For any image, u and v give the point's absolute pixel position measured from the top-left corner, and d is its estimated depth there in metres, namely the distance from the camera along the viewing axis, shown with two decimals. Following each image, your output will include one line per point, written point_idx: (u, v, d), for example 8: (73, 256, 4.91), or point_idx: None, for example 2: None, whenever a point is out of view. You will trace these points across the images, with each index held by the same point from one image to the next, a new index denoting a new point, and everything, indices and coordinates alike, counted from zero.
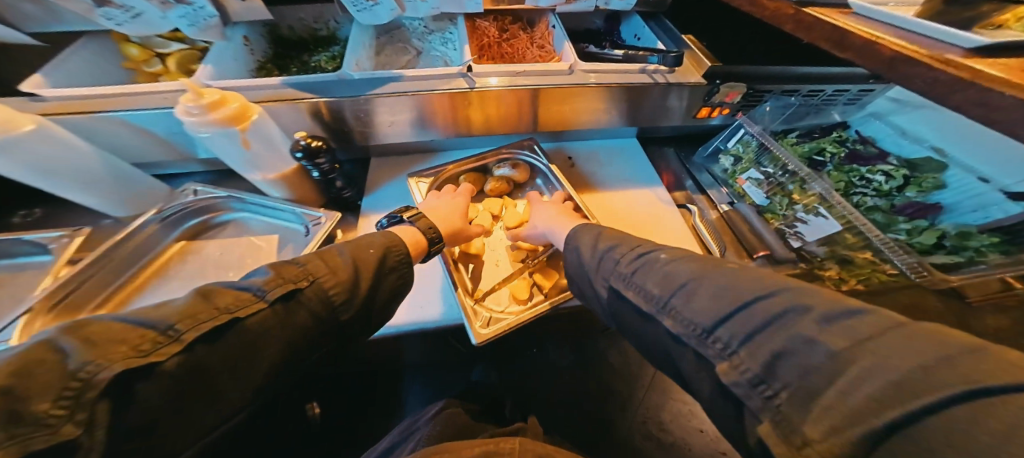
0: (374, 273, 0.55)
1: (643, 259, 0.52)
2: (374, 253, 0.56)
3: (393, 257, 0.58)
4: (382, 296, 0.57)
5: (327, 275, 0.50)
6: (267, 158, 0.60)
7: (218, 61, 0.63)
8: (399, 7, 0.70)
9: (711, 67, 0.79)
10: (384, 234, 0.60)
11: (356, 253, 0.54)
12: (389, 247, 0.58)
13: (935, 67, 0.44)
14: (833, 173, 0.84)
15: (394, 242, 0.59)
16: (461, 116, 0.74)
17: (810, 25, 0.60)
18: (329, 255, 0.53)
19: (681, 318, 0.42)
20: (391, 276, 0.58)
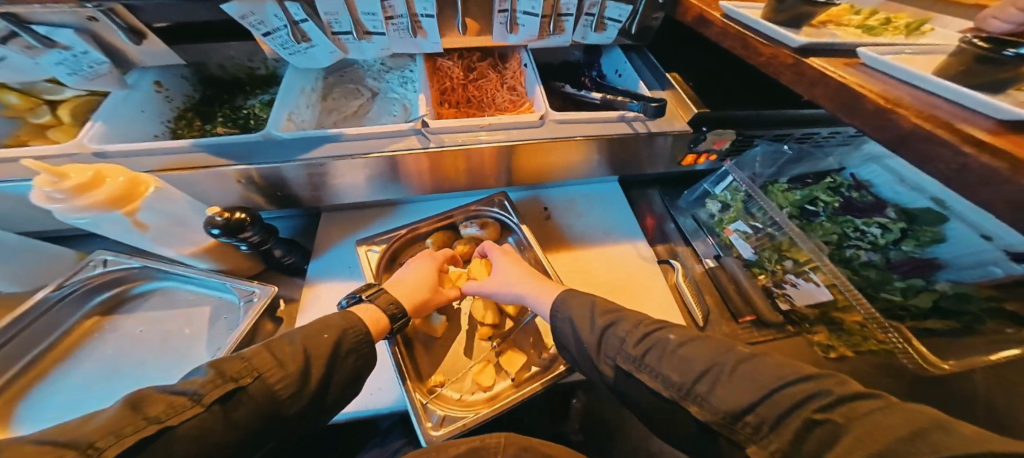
0: (331, 360, 0.46)
1: (648, 339, 0.48)
2: (329, 339, 0.47)
3: (349, 338, 0.49)
4: (343, 379, 0.48)
5: (274, 364, 0.42)
6: (173, 233, 0.52)
7: (116, 115, 0.55)
8: (340, 49, 0.64)
9: (698, 114, 0.72)
10: (342, 314, 0.52)
11: (310, 341, 0.46)
12: (346, 327, 0.50)
13: (962, 146, 0.35)
14: (824, 225, 0.79)
15: (351, 322, 0.51)
16: (417, 172, 0.68)
17: (813, 82, 0.49)
18: (279, 344, 0.45)
19: (710, 408, 0.39)
20: (350, 358, 0.49)
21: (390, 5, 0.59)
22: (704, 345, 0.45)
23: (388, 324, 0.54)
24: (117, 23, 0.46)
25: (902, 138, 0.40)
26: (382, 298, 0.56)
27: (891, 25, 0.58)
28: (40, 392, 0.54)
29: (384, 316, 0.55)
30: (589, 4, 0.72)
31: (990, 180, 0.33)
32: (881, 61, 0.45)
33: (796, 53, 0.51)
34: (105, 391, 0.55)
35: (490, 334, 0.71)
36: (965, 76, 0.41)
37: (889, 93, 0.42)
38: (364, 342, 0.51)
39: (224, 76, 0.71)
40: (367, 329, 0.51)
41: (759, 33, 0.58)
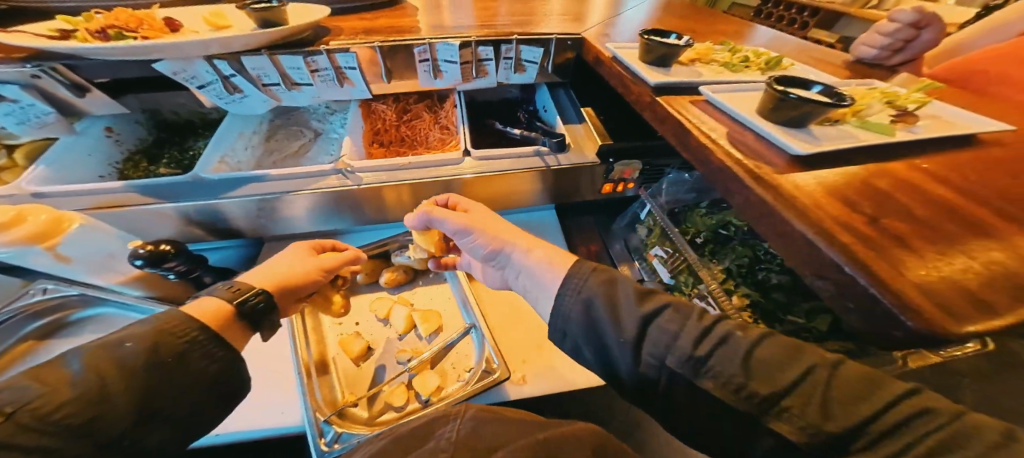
0: (150, 373, 0.35)
1: (714, 333, 0.33)
2: (136, 348, 0.36)
3: (172, 342, 0.38)
4: (190, 391, 0.38)
5: (37, 396, 0.29)
6: (98, 268, 0.58)
7: (62, 159, 0.62)
8: (272, 98, 0.74)
9: (604, 145, 0.79)
10: (158, 317, 0.40)
11: (97, 357, 0.34)
12: (165, 334, 0.38)
13: (746, 181, 0.40)
14: (736, 249, 0.83)
15: (176, 322, 0.40)
16: (343, 205, 0.76)
17: (663, 119, 0.54)
18: (47, 370, 0.31)
19: (800, 426, 0.26)
20: (195, 361, 0.39)
21: (314, 61, 0.68)
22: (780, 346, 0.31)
23: (235, 307, 0.46)
24: (60, 80, 0.54)
25: (714, 173, 0.45)
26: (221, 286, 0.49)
27: (753, 61, 0.62)
28: None
29: (226, 304, 0.46)
30: (504, 49, 0.81)
31: (766, 212, 0.39)
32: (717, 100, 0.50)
33: (652, 91, 0.57)
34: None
35: (408, 357, 0.74)
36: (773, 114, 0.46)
37: (715, 128, 0.48)
38: (201, 341, 0.40)
39: (179, 120, 0.79)
40: (204, 323, 0.42)
41: (632, 71, 0.63)
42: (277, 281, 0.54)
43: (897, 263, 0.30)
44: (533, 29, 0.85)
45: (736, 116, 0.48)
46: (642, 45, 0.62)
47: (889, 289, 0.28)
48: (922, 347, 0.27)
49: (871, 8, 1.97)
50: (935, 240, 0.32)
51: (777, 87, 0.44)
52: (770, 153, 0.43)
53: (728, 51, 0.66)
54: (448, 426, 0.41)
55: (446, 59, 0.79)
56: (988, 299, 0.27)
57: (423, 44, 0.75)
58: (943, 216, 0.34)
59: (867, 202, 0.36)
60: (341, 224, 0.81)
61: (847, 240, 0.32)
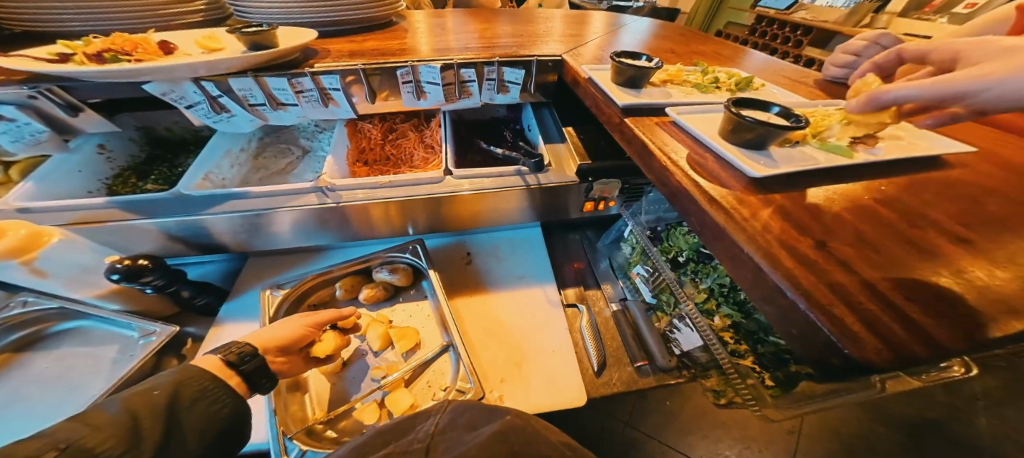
0: (170, 411, 0.43)
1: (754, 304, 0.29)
2: (162, 394, 0.44)
3: (191, 387, 0.47)
4: (198, 435, 0.44)
5: (83, 434, 0.35)
6: (75, 281, 0.59)
7: (50, 175, 0.64)
8: (259, 117, 0.77)
9: (583, 165, 0.79)
10: (175, 372, 0.48)
11: (132, 401, 0.41)
12: (183, 381, 0.47)
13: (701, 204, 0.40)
14: (717, 268, 0.82)
15: (192, 374, 0.49)
16: (323, 221, 0.77)
17: (629, 140, 0.54)
18: (90, 413, 0.38)
19: None
20: (198, 406, 0.46)
21: (299, 82, 0.71)
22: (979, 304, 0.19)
23: (234, 366, 0.53)
24: (55, 100, 0.56)
25: (675, 194, 0.45)
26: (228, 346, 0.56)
27: (723, 82, 0.63)
28: None
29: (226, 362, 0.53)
30: (487, 71, 0.84)
31: (717, 235, 0.38)
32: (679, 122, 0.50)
33: (620, 112, 0.57)
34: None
35: (383, 374, 0.74)
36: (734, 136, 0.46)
37: (675, 149, 0.48)
38: (209, 387, 0.48)
39: (172, 136, 0.82)
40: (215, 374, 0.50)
41: (605, 92, 0.65)
42: (274, 342, 0.61)
43: (840, 289, 0.30)
44: (516, 51, 0.88)
45: (697, 137, 0.49)
46: (614, 67, 0.63)
47: (824, 314, 0.28)
48: (858, 375, 0.27)
49: (862, 27, 2.00)
50: (881, 265, 0.31)
51: (734, 109, 0.44)
52: (725, 174, 0.43)
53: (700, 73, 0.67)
54: (439, 418, 0.52)
55: (428, 80, 0.81)
56: (925, 327, 0.27)
57: (406, 66, 0.77)
58: (893, 240, 0.34)
59: (817, 225, 0.36)
60: (323, 238, 0.82)
61: (792, 266, 0.32)
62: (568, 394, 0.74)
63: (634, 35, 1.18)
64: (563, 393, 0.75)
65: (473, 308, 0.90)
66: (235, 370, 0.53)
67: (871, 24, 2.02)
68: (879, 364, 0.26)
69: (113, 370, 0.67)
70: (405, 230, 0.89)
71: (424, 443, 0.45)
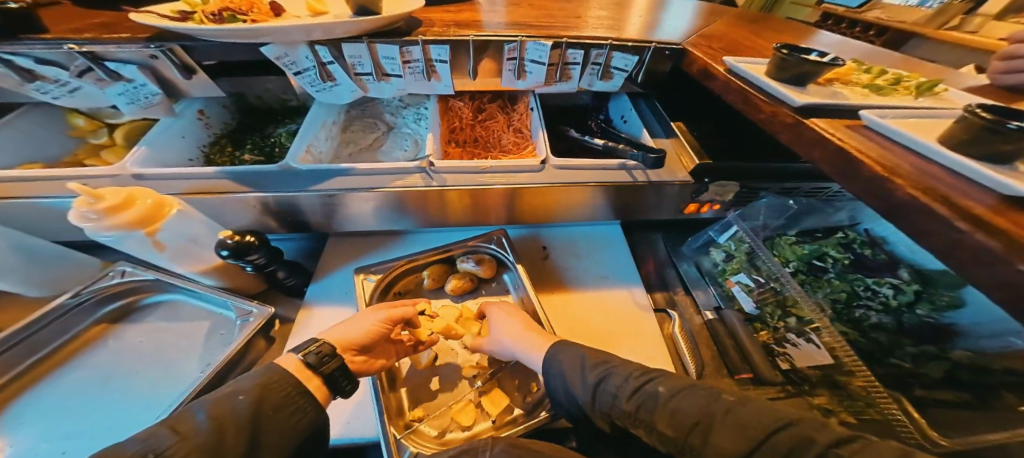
0: (253, 421, 0.42)
1: (641, 393, 0.49)
2: (244, 400, 0.43)
3: (276, 395, 0.45)
4: (286, 440, 0.44)
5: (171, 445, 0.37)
6: (185, 256, 0.56)
7: (157, 141, 0.61)
8: (360, 88, 0.72)
9: (699, 164, 0.74)
10: (261, 373, 0.48)
11: (217, 411, 0.41)
12: (267, 385, 0.46)
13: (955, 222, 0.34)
14: (832, 282, 0.76)
15: (275, 376, 0.47)
16: (419, 206, 0.73)
17: (812, 142, 0.49)
18: (183, 422, 0.40)
19: None
20: (289, 415, 0.45)
21: (409, 51, 0.66)
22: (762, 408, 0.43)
23: (315, 370, 0.51)
24: (172, 61, 0.53)
25: (899, 209, 0.39)
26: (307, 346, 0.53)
27: (900, 83, 0.56)
28: (33, 393, 0.57)
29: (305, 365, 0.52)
30: (595, 54, 0.77)
31: (983, 259, 0.32)
32: (883, 125, 0.45)
33: (795, 112, 0.51)
34: (88, 408, 0.56)
35: (475, 372, 0.72)
36: (967, 144, 0.40)
37: (886, 155, 0.42)
38: (294, 393, 0.47)
39: (261, 106, 0.76)
40: (293, 376, 0.48)
41: (758, 87, 0.59)
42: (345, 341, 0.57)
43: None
44: (625, 34, 0.81)
45: (912, 143, 0.43)
46: (775, 59, 0.57)
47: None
48: None
49: (948, 29, 1.83)
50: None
51: (981, 112, 0.38)
52: (964, 187, 0.37)
53: (861, 71, 0.60)
54: None
55: (534, 60, 0.76)
56: None
57: (515, 41, 0.72)
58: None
59: None
60: (415, 222, 0.78)
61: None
62: None
63: (671, 19, 1.05)
64: None
65: (558, 306, 0.86)
66: (315, 372, 0.51)
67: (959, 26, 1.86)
68: None
69: (207, 350, 0.64)
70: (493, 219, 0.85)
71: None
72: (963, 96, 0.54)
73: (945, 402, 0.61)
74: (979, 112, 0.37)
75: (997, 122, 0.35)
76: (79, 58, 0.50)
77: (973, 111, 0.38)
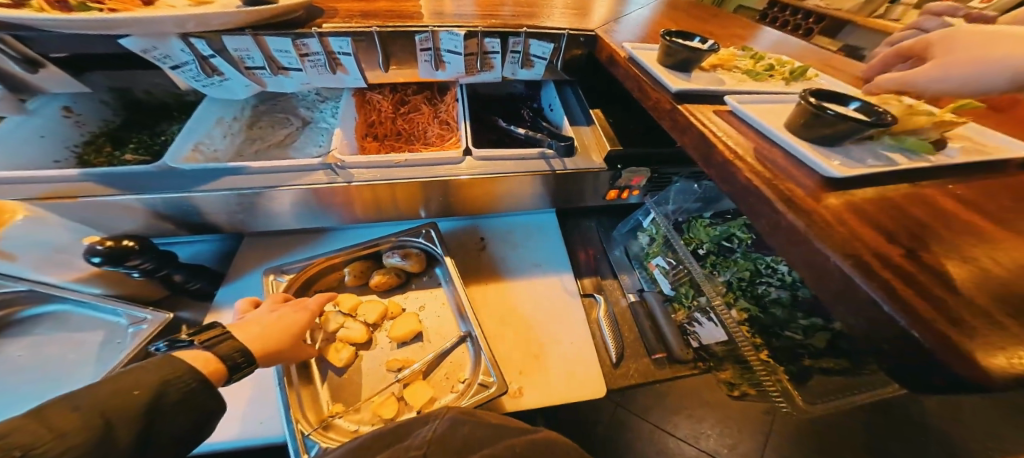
0: (147, 420, 0.37)
1: None
2: (144, 396, 0.38)
3: (176, 390, 0.41)
4: (170, 435, 0.40)
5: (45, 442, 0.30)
6: (52, 265, 0.54)
7: (6, 140, 0.57)
8: (257, 82, 0.68)
9: (613, 151, 0.76)
10: (159, 365, 0.41)
11: (110, 401, 0.35)
12: (168, 381, 0.40)
13: (776, 203, 0.37)
14: (738, 262, 0.81)
15: (179, 370, 0.42)
16: (330, 202, 0.71)
17: (683, 129, 0.51)
18: (54, 410, 0.32)
19: None
20: (179, 415, 0.40)
21: (304, 44, 0.63)
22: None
23: (226, 367, 0.47)
24: (8, 53, 0.49)
25: (741, 192, 0.42)
26: (225, 343, 0.49)
27: (776, 69, 0.60)
28: None
29: (216, 357, 0.47)
30: (512, 43, 0.76)
31: (794, 239, 0.36)
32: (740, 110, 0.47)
33: (673, 98, 0.53)
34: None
35: (399, 366, 0.71)
36: (805, 128, 0.42)
37: (741, 140, 0.45)
38: (196, 391, 0.43)
39: (151, 100, 0.73)
40: (203, 372, 0.43)
41: (651, 75, 0.60)
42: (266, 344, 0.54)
43: (942, 302, 0.27)
44: (542, 22, 0.80)
45: (763, 129, 0.45)
46: (663, 47, 0.59)
47: (927, 329, 0.25)
48: (966, 393, 0.24)
49: (877, 17, 1.94)
50: (991, 283, 0.28)
51: (812, 100, 0.41)
52: (791, 170, 0.40)
53: (749, 58, 0.63)
54: (432, 426, 0.46)
55: (450, 50, 0.74)
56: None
57: (425, 31, 0.70)
58: (1013, 255, 0.31)
59: (899, 232, 0.33)
60: (333, 218, 0.76)
61: (889, 278, 0.28)
62: (586, 388, 0.73)
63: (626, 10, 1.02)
64: (580, 386, 0.74)
65: (487, 296, 0.87)
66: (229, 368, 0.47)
67: (886, 13, 1.96)
68: (992, 386, 0.23)
69: (102, 360, 0.62)
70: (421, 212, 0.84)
71: (422, 449, 0.41)
72: (830, 82, 0.57)
73: (827, 369, 0.67)
74: (811, 101, 0.40)
75: (818, 111, 0.39)
76: None
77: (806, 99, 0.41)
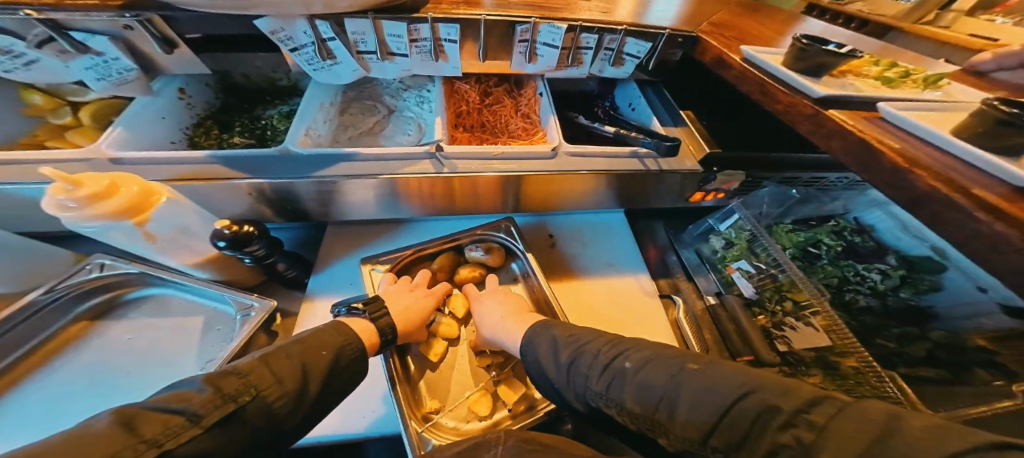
0: (327, 378, 0.47)
1: None
2: (327, 357, 0.47)
3: (347, 354, 0.50)
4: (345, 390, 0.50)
5: (270, 384, 0.41)
6: (179, 247, 0.55)
7: (136, 121, 0.60)
8: (362, 68, 0.66)
9: (711, 153, 0.74)
10: (336, 329, 0.51)
11: (308, 358, 0.46)
12: (343, 346, 0.50)
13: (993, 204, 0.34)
14: (825, 268, 0.80)
15: (349, 338, 0.51)
16: (427, 193, 0.70)
17: (829, 133, 0.49)
18: (275, 361, 0.43)
19: None
20: (345, 375, 0.50)
21: (416, 29, 0.60)
22: (660, 365, 0.44)
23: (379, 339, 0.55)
24: (151, 33, 0.50)
25: (916, 200, 0.40)
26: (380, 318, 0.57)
27: (909, 76, 0.57)
28: (22, 393, 0.56)
29: (370, 328, 0.56)
30: (608, 39, 0.74)
31: (1001, 248, 0.32)
32: (898, 116, 0.45)
33: (815, 103, 0.51)
34: (84, 395, 0.56)
35: (489, 363, 0.71)
36: None
37: (904, 143, 0.43)
38: (358, 359, 0.51)
39: (248, 84, 0.75)
40: (364, 343, 0.52)
41: (776, 77, 0.58)
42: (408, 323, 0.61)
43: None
44: (638, 17, 0.77)
45: (925, 134, 0.42)
46: (794, 49, 0.56)
47: None
48: None
49: None
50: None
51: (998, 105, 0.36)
52: (969, 172, 0.38)
53: (884, 65, 0.60)
54: (498, 452, 0.46)
55: (545, 42, 0.72)
56: None
57: (527, 22, 0.67)
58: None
59: None
60: (422, 209, 0.75)
61: None
62: None
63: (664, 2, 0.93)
64: None
65: (569, 295, 0.84)
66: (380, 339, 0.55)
67: None
68: None
69: (204, 347, 0.62)
70: (502, 206, 0.81)
71: None
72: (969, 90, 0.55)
73: (928, 378, 0.64)
74: (998, 105, 0.36)
75: (1015, 117, 0.33)
76: (38, 26, 0.47)
77: (991, 104, 0.36)
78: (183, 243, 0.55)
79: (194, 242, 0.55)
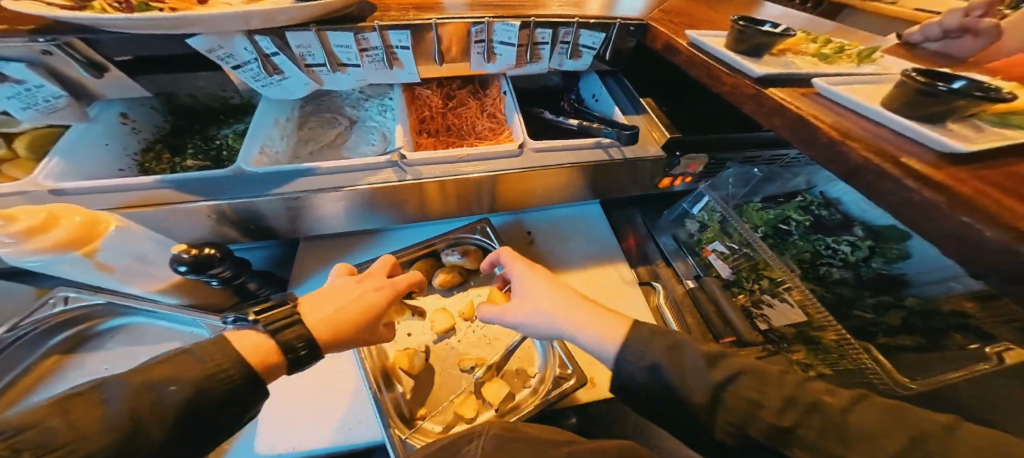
0: (183, 421, 0.31)
1: None
2: (180, 392, 0.31)
3: (217, 388, 0.34)
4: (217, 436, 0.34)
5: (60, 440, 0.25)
6: (138, 277, 0.54)
7: (75, 149, 0.59)
8: (314, 81, 0.66)
9: (671, 137, 0.75)
10: (211, 349, 0.36)
11: (142, 397, 0.30)
12: (210, 375, 0.34)
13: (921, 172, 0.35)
14: (797, 243, 0.82)
15: (224, 361, 0.35)
16: (395, 201, 0.69)
17: (771, 111, 0.50)
18: (87, 404, 0.28)
19: None
20: (218, 415, 0.34)
21: (365, 39, 0.60)
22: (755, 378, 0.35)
23: (276, 357, 0.39)
24: (75, 56, 0.50)
25: (852, 171, 0.41)
26: (283, 329, 0.41)
27: (844, 52, 0.58)
28: None
29: (269, 343, 0.40)
30: (564, 33, 0.74)
31: (929, 215, 0.33)
32: (830, 90, 0.46)
33: (755, 83, 0.52)
34: None
35: (473, 364, 0.71)
36: None
37: (845, 117, 0.44)
38: (239, 389, 0.35)
39: (195, 105, 0.75)
40: (251, 366, 0.36)
41: (720, 60, 0.59)
42: (337, 329, 0.45)
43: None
44: (590, 10, 0.78)
45: (859, 107, 0.44)
46: (734, 32, 0.58)
47: None
48: None
49: None
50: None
51: (916, 75, 0.38)
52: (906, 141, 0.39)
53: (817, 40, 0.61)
54: (477, 444, 0.44)
55: (502, 41, 0.71)
56: None
57: (481, 22, 0.67)
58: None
59: None
60: (392, 219, 0.74)
61: None
62: None
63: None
64: None
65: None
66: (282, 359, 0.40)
67: None
68: None
69: None
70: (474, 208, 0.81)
71: None
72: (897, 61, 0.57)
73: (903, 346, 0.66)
74: (916, 76, 0.38)
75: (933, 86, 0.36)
76: None
77: (910, 75, 0.39)
78: (137, 272, 0.53)
79: (151, 270, 0.54)
